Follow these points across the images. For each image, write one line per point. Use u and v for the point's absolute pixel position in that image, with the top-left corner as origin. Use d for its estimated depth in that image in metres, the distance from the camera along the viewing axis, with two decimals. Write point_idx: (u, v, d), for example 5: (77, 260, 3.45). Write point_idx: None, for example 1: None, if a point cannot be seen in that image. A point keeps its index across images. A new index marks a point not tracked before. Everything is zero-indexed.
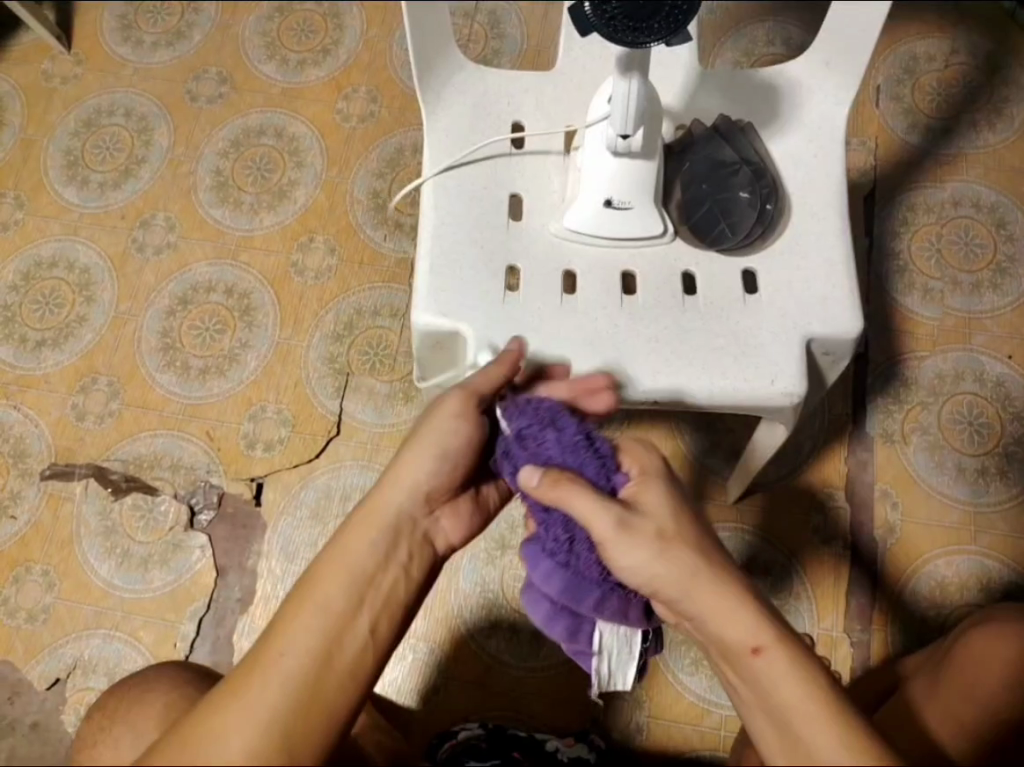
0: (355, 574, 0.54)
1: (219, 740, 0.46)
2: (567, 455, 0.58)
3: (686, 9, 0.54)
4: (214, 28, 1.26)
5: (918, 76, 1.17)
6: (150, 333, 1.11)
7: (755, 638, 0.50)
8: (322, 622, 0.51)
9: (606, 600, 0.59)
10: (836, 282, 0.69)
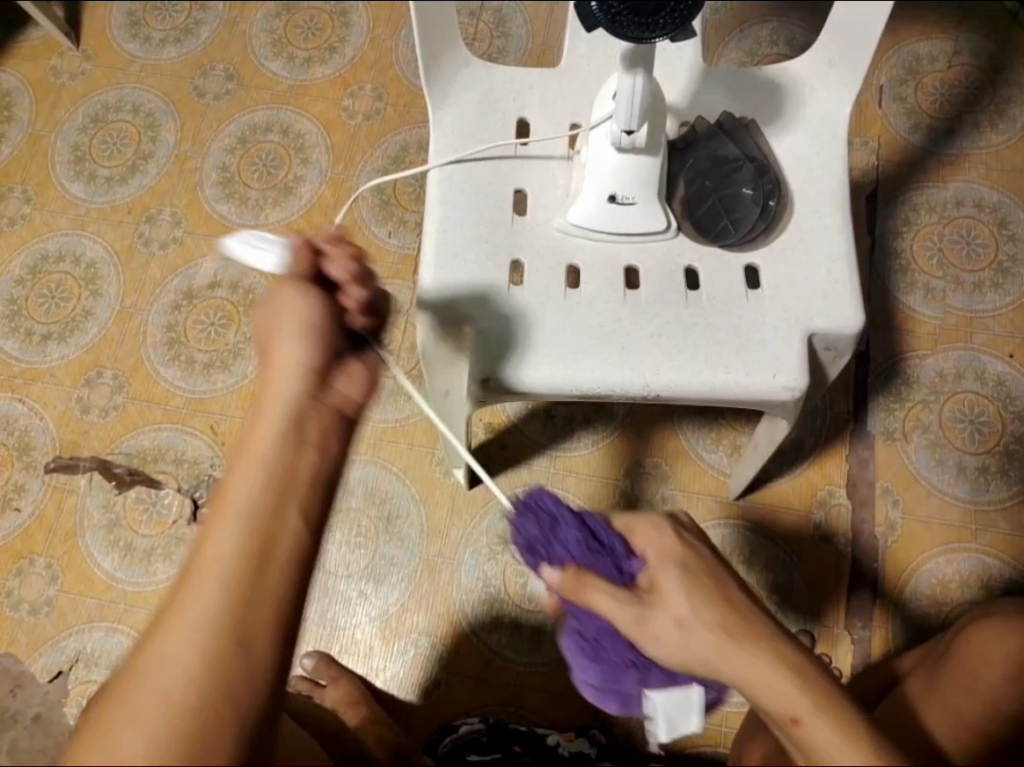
0: (270, 462, 0.46)
1: (156, 672, 0.40)
2: (577, 555, 0.55)
3: (691, 3, 0.54)
4: (221, 25, 1.26)
5: (921, 76, 1.18)
6: (156, 327, 1.12)
7: (792, 709, 0.47)
8: (241, 522, 0.44)
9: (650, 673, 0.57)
10: (838, 277, 0.70)
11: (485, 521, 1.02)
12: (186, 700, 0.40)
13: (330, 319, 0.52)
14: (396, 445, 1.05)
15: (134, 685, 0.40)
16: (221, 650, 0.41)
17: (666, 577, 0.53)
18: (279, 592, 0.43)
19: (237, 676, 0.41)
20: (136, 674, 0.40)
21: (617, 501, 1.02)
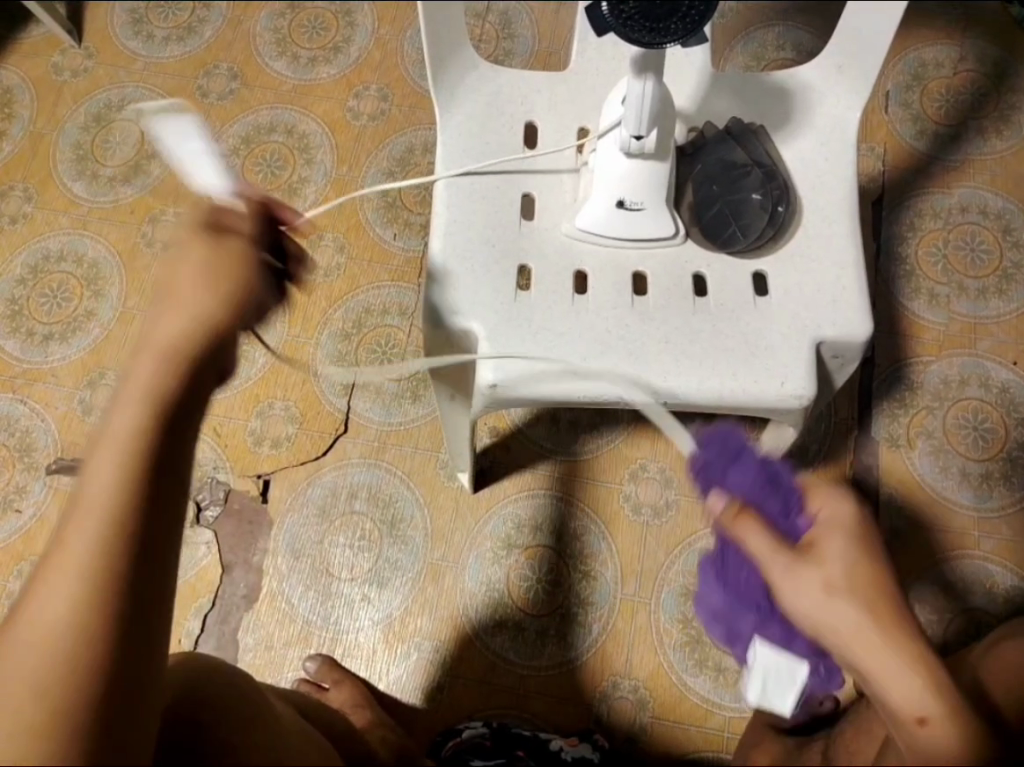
0: (132, 417, 0.46)
1: (35, 617, 0.43)
2: (752, 491, 0.60)
3: (703, 8, 0.54)
4: (225, 24, 1.26)
5: (927, 81, 1.18)
6: None
7: (922, 709, 0.47)
8: (118, 448, 0.45)
9: (770, 620, 0.60)
10: (846, 285, 0.69)
11: (488, 524, 1.02)
12: (74, 611, 0.43)
13: (252, 268, 0.53)
14: (400, 448, 1.05)
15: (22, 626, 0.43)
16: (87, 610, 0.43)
17: (831, 544, 0.53)
18: (136, 558, 0.44)
19: (123, 583, 0.43)
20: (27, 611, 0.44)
21: (621, 505, 1.02)
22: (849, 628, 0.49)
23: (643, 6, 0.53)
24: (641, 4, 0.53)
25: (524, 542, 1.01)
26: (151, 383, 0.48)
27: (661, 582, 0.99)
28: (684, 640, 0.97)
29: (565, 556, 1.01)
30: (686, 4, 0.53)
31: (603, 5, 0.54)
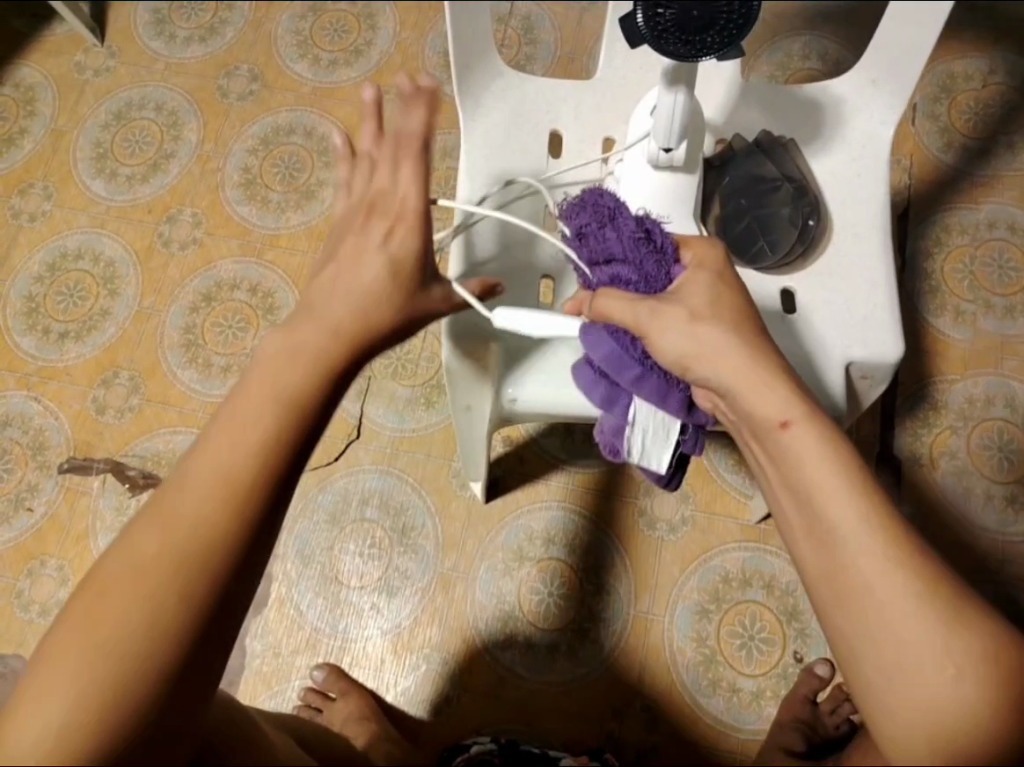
0: (262, 417, 0.46)
1: (126, 585, 0.42)
2: (628, 250, 0.57)
3: (742, 20, 0.51)
4: (246, 25, 1.26)
5: (956, 94, 1.16)
6: (173, 329, 1.11)
7: (784, 412, 0.48)
8: (258, 419, 0.46)
9: (645, 377, 0.56)
10: (876, 303, 0.67)
11: (502, 535, 1.00)
12: (176, 560, 0.42)
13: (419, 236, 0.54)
14: (412, 454, 1.04)
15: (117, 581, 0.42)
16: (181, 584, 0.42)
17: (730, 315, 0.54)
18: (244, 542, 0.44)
19: (223, 549, 0.43)
20: (123, 569, 0.42)
21: (636, 521, 1.01)
22: (898, 570, 0.43)
23: (680, 19, 0.51)
24: (676, 17, 0.51)
25: (537, 554, 1.00)
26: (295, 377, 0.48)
27: (676, 598, 0.98)
28: (698, 659, 0.96)
29: (578, 570, 0.99)
30: (724, 17, 0.50)
31: (639, 15, 0.52)
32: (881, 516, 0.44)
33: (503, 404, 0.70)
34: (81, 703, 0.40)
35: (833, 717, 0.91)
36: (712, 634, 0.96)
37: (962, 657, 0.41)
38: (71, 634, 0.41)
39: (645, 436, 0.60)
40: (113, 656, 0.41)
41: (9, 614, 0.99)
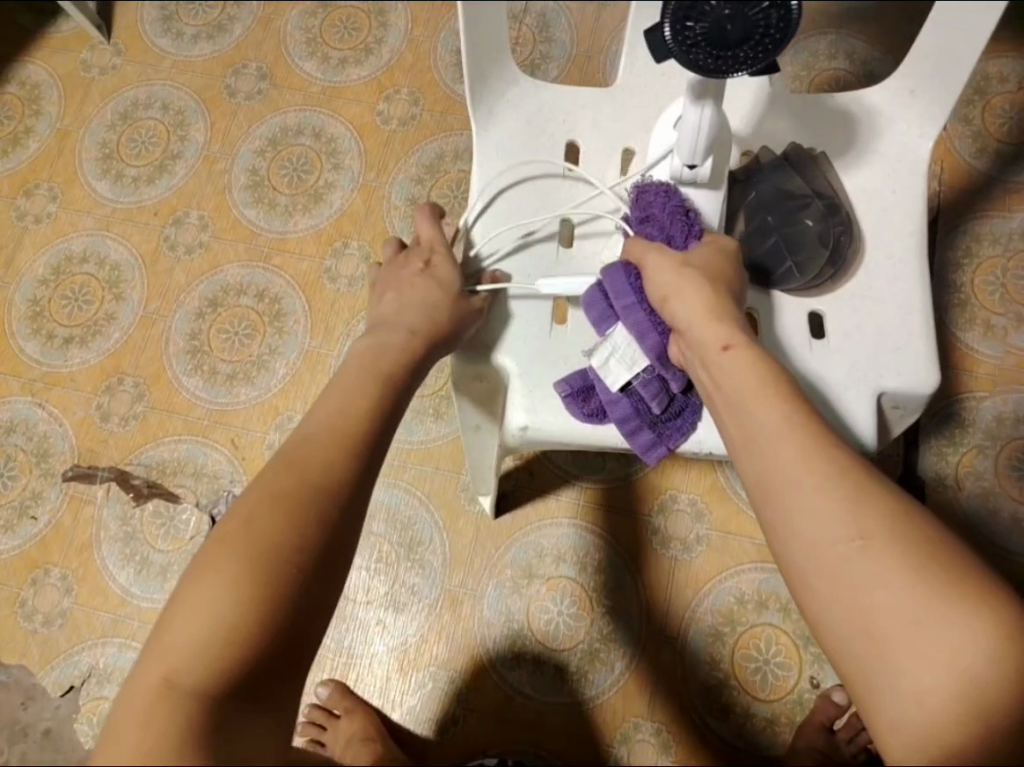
0: (349, 424, 0.51)
1: (238, 570, 0.42)
2: (663, 209, 0.60)
3: (780, 34, 0.45)
4: (255, 21, 1.23)
5: (989, 97, 1.11)
6: (179, 335, 1.09)
7: (725, 338, 0.53)
8: (342, 431, 0.50)
9: (635, 307, 0.58)
10: (911, 330, 0.63)
11: (510, 551, 0.98)
12: (288, 548, 0.43)
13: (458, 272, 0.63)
14: (420, 467, 1.01)
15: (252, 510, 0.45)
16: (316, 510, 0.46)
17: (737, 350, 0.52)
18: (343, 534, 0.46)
19: (322, 538, 0.45)
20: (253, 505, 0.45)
21: (649, 540, 0.98)
22: (828, 467, 0.46)
23: (711, 32, 0.45)
24: (707, 31, 0.45)
25: (547, 572, 0.97)
26: (380, 368, 0.57)
27: (689, 619, 0.95)
28: (712, 683, 0.93)
29: (589, 589, 0.97)
30: (760, 29, 0.44)
31: (665, 28, 0.46)
32: (801, 420, 0.49)
33: (512, 432, 0.64)
34: (226, 625, 0.40)
35: (850, 746, 0.88)
36: (726, 657, 0.94)
37: (879, 542, 0.44)
38: (209, 567, 0.42)
39: (611, 354, 0.60)
40: (221, 642, 0.40)
41: (11, 624, 0.98)
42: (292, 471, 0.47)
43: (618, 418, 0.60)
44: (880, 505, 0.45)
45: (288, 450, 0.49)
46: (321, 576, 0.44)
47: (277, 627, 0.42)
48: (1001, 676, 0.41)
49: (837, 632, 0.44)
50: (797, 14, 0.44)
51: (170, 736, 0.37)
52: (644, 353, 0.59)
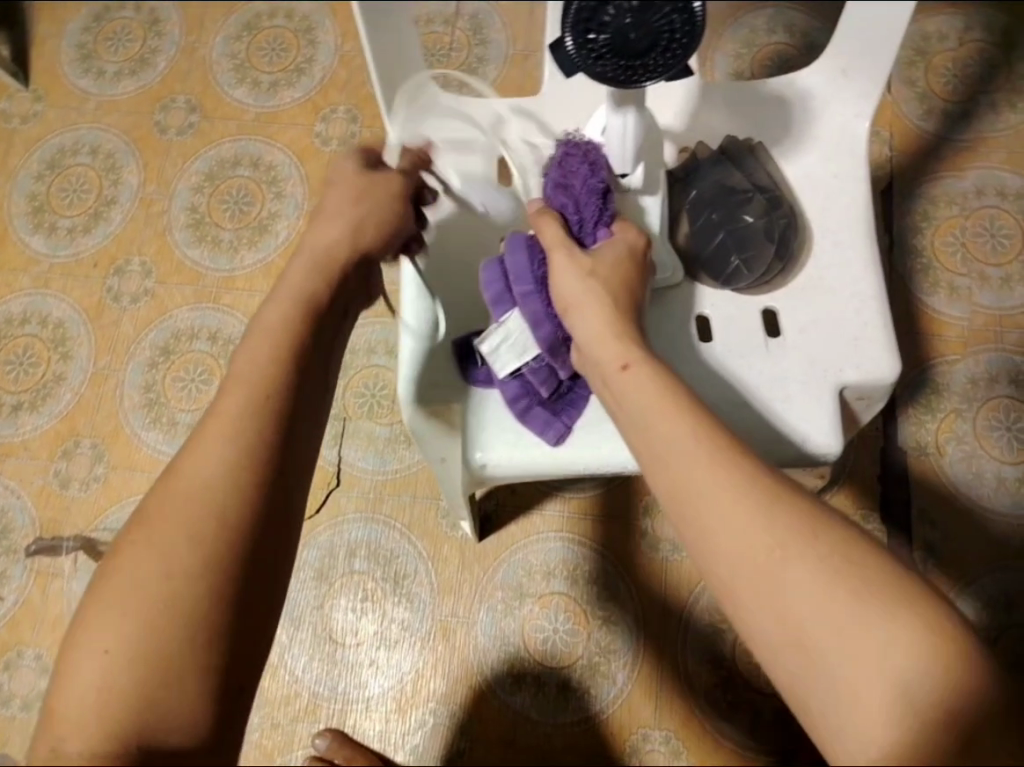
0: (233, 428, 0.45)
1: (118, 629, 0.41)
2: (581, 190, 0.57)
3: (687, 38, 0.45)
4: (178, 52, 1.18)
5: (931, 56, 1.10)
6: (132, 389, 1.05)
7: (624, 356, 0.50)
8: (223, 440, 0.45)
9: (533, 294, 0.57)
10: (867, 320, 0.62)
11: (499, 573, 0.96)
12: (170, 597, 0.41)
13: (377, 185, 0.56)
14: (397, 498, 0.99)
15: (144, 531, 0.43)
16: (216, 520, 0.43)
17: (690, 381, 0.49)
18: (243, 559, 0.43)
19: (210, 573, 0.42)
20: (145, 522, 0.43)
21: (639, 544, 0.96)
22: (742, 477, 0.43)
23: (615, 42, 0.45)
24: (611, 41, 0.45)
25: (537, 590, 0.95)
26: (285, 318, 0.49)
27: (687, 620, 0.93)
28: (714, 684, 0.91)
29: (583, 603, 0.94)
30: (666, 34, 0.45)
31: (568, 42, 0.46)
32: (712, 433, 0.45)
33: (471, 473, 0.63)
34: (116, 688, 0.40)
35: None
36: (727, 654, 0.92)
37: (797, 547, 0.40)
38: (90, 627, 0.41)
39: (504, 341, 0.59)
40: (118, 703, 0.40)
41: None
42: (170, 503, 0.43)
43: (508, 401, 0.61)
44: (797, 512, 0.42)
45: (171, 470, 0.45)
46: (228, 623, 0.42)
47: (178, 677, 0.40)
48: (938, 670, 0.38)
49: (766, 643, 0.40)
50: (701, 17, 0.44)
51: None
52: (537, 342, 0.58)
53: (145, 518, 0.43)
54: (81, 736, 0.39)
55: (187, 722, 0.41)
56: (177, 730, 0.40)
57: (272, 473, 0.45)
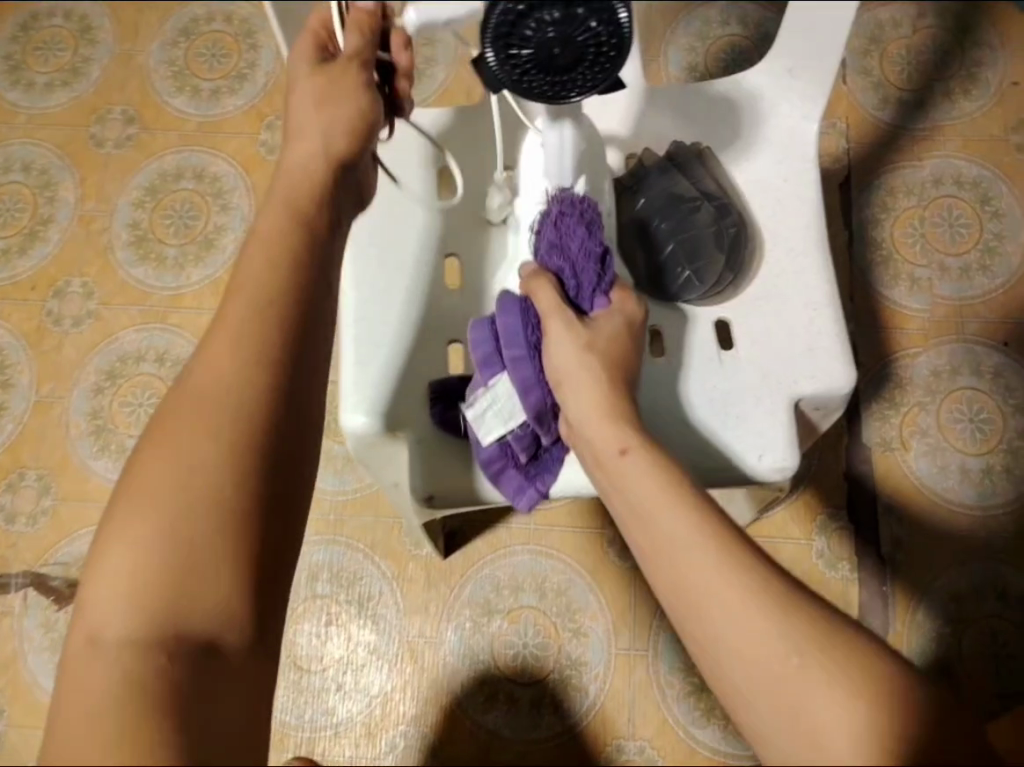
0: (242, 330, 0.45)
1: (148, 521, 0.41)
2: (579, 256, 0.56)
3: (615, 51, 0.42)
4: (113, 60, 1.13)
5: (885, 44, 1.09)
6: (79, 416, 1.01)
7: (623, 442, 0.50)
8: (235, 342, 0.45)
9: (524, 360, 0.57)
10: (820, 329, 0.60)
11: (466, 590, 0.94)
12: (196, 489, 0.42)
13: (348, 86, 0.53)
14: (359, 518, 0.96)
15: (166, 432, 0.43)
16: (237, 414, 0.43)
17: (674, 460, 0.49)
18: (266, 450, 0.43)
19: (237, 462, 0.43)
20: (165, 427, 0.43)
21: (606, 553, 0.94)
22: (749, 576, 0.43)
23: (539, 57, 0.42)
24: (534, 57, 0.42)
25: (506, 605, 0.93)
26: (282, 231, 0.49)
27: (658, 629, 0.92)
28: (687, 692, 0.90)
29: (553, 616, 0.93)
30: (592, 49, 0.42)
31: (489, 56, 0.43)
32: (713, 526, 0.45)
33: (419, 506, 0.62)
34: (152, 573, 0.40)
35: None
36: None
37: (814, 655, 0.40)
38: (119, 523, 0.41)
39: (492, 406, 0.58)
40: (155, 591, 0.40)
41: None
42: (189, 401, 0.44)
43: (483, 462, 0.60)
44: (807, 614, 0.42)
45: (187, 373, 0.45)
46: (258, 511, 0.42)
47: (212, 562, 0.41)
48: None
49: (782, 752, 0.40)
50: (629, 30, 0.41)
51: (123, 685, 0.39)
52: (524, 409, 0.58)
53: (164, 421, 0.44)
54: (119, 623, 0.40)
55: (223, 608, 0.41)
56: (214, 618, 0.40)
57: (288, 370, 0.46)
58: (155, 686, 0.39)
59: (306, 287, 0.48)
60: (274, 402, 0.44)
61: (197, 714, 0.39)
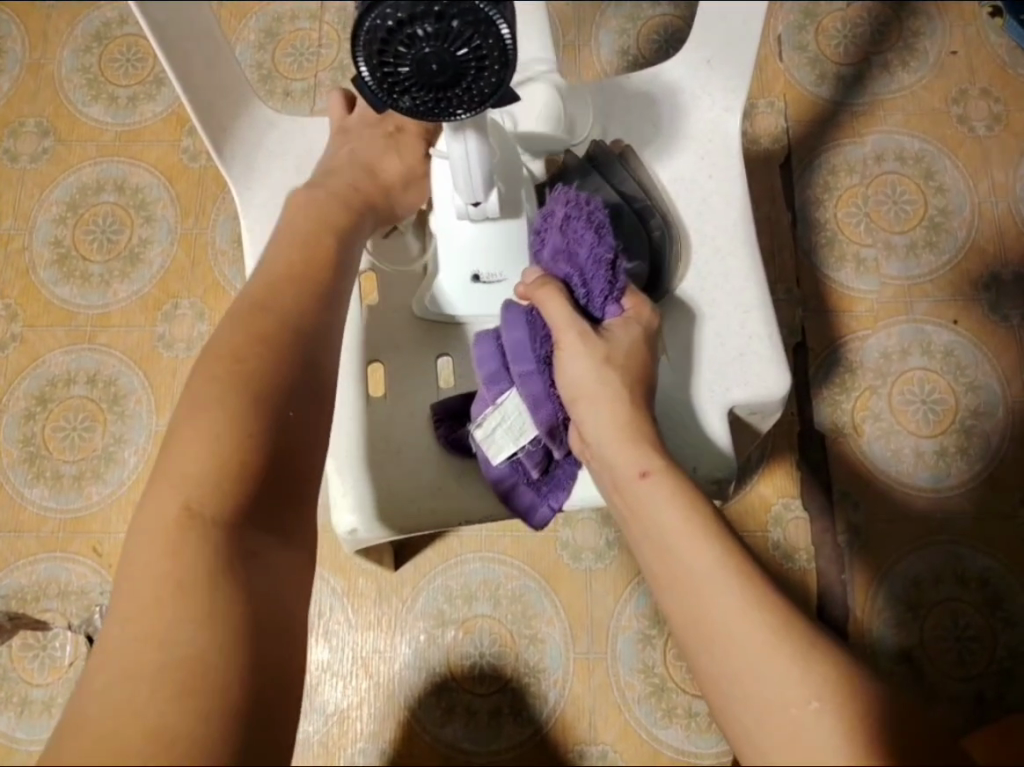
0: (298, 269, 0.53)
1: (236, 409, 0.44)
2: (589, 263, 0.55)
3: (499, 66, 0.41)
4: (22, 70, 1.08)
5: (820, 19, 1.06)
6: (10, 444, 0.97)
7: (643, 465, 0.50)
8: (300, 275, 0.52)
9: (533, 375, 0.55)
10: (751, 332, 0.58)
11: (419, 602, 0.92)
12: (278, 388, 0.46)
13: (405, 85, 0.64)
14: None
15: (242, 337, 0.48)
16: (307, 331, 0.50)
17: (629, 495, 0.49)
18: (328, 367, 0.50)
19: (310, 367, 0.48)
20: (240, 334, 0.48)
21: (560, 556, 0.93)
22: (767, 611, 0.42)
23: (419, 74, 0.41)
24: (414, 75, 0.41)
25: (459, 616, 0.92)
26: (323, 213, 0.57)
27: (615, 632, 0.91)
28: (648, 692, 0.89)
29: (508, 623, 0.91)
30: (472, 66, 0.41)
31: (366, 74, 0.42)
32: (736, 557, 0.45)
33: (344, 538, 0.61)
34: (239, 456, 0.43)
35: None
36: (659, 661, 0.90)
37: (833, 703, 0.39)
38: (200, 411, 0.44)
39: (504, 422, 0.56)
40: (238, 475, 0.43)
41: None
42: (262, 314, 0.49)
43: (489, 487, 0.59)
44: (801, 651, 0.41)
45: (253, 294, 0.50)
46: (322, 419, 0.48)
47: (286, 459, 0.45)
48: None
49: None
50: (512, 47, 0.40)
51: (211, 559, 0.41)
52: (534, 424, 0.56)
53: (237, 326, 0.48)
54: (213, 500, 0.42)
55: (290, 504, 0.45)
56: (280, 503, 0.45)
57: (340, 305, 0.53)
58: (243, 562, 0.42)
59: (348, 241, 0.56)
60: (330, 329, 0.51)
61: (273, 589, 0.42)
